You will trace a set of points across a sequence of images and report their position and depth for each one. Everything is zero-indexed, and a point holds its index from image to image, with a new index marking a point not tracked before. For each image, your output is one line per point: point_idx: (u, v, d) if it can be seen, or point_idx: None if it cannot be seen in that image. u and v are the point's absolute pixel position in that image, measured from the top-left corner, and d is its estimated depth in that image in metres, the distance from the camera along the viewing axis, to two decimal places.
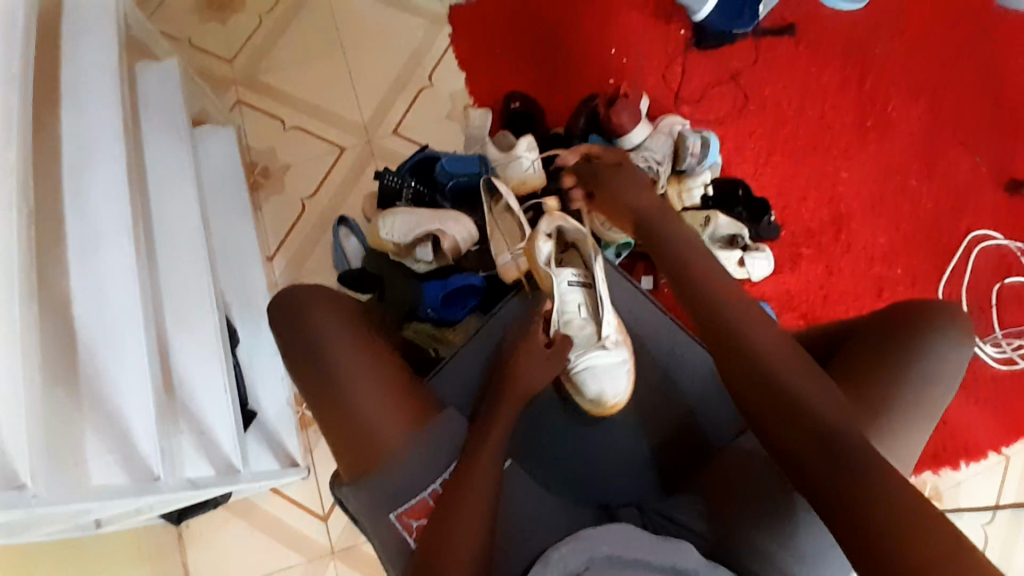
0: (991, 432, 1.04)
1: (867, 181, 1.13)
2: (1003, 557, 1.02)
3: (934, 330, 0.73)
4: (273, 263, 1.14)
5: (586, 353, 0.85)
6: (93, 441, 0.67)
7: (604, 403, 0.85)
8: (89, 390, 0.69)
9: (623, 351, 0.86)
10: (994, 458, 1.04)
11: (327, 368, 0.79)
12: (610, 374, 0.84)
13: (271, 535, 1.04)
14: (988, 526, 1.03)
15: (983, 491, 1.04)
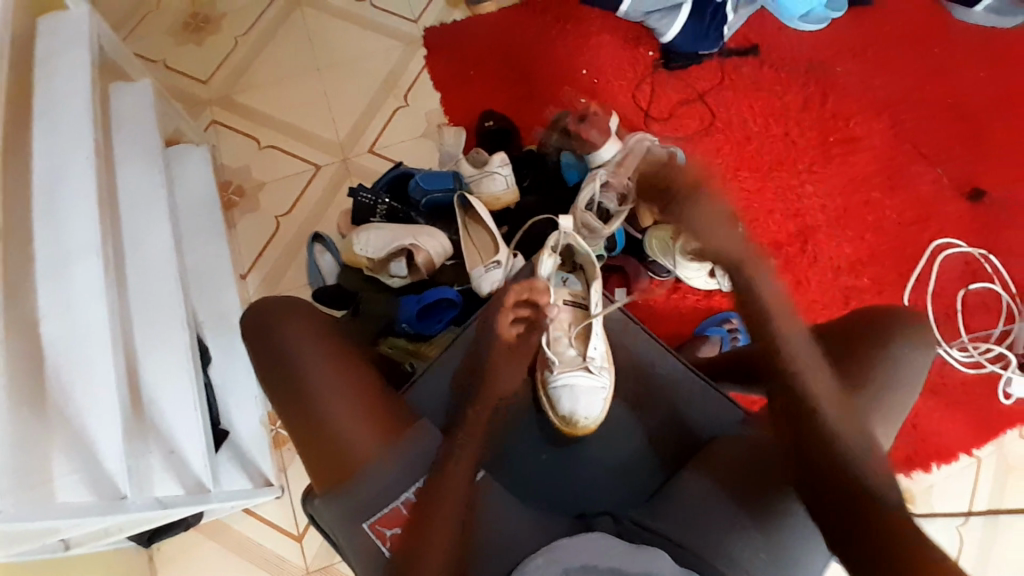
0: (962, 435, 1.07)
1: (831, 194, 1.17)
2: (978, 560, 1.03)
3: (893, 338, 0.76)
4: (247, 281, 1.13)
5: (569, 371, 0.89)
6: (59, 461, 0.66)
7: (572, 423, 0.86)
8: (56, 408, 0.68)
9: (604, 378, 0.88)
10: (965, 461, 1.06)
11: (297, 377, 0.79)
12: (587, 395, 0.87)
13: (245, 557, 1.01)
14: (963, 528, 1.04)
15: (956, 494, 1.05)
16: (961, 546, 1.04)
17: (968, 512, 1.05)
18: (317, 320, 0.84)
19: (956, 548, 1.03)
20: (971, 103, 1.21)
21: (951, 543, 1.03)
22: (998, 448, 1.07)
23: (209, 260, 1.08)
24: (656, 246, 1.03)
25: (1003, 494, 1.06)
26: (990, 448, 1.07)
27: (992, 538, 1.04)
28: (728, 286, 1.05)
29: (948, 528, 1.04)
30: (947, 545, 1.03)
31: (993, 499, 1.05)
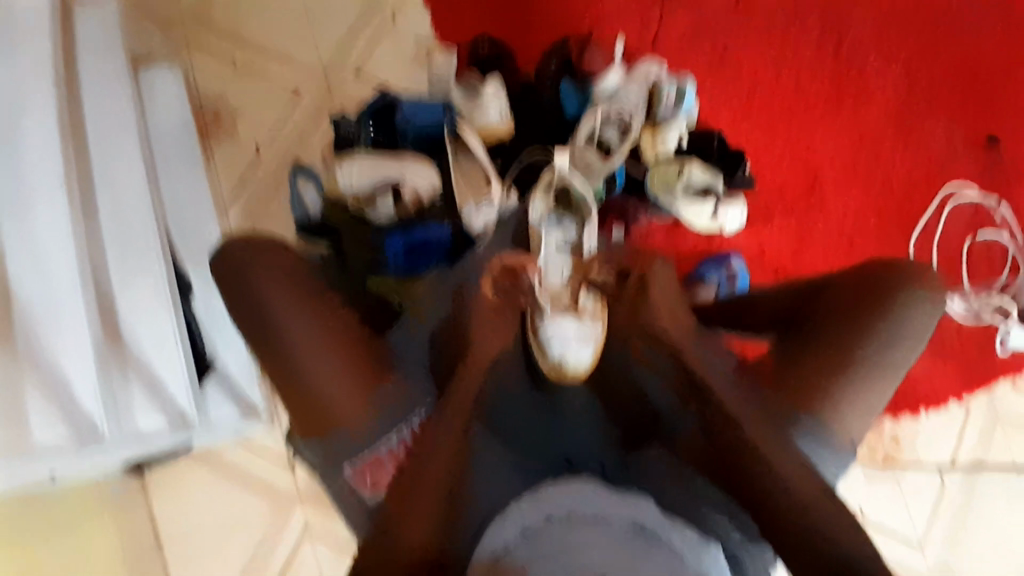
0: (953, 385, 1.07)
1: (843, 135, 1.11)
2: (957, 505, 1.05)
3: (896, 292, 0.74)
4: (228, 213, 1.09)
5: (559, 317, 0.83)
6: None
7: (561, 370, 0.84)
8: None
9: (597, 326, 0.84)
10: (955, 408, 1.07)
11: (273, 331, 0.78)
12: (577, 343, 0.83)
13: (234, 483, 1.01)
14: (944, 473, 1.06)
15: (941, 441, 1.06)
16: (941, 491, 1.05)
17: (950, 461, 1.06)
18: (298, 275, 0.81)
19: (936, 492, 1.05)
20: (1001, 38, 1.13)
21: (929, 486, 1.05)
22: (989, 398, 1.07)
23: (189, 191, 1.03)
24: (658, 185, 0.98)
25: (989, 445, 1.06)
26: (981, 398, 1.07)
27: (973, 485, 1.05)
28: (731, 229, 1.02)
29: (930, 472, 1.06)
30: (927, 488, 1.05)
31: (976, 451, 1.06)
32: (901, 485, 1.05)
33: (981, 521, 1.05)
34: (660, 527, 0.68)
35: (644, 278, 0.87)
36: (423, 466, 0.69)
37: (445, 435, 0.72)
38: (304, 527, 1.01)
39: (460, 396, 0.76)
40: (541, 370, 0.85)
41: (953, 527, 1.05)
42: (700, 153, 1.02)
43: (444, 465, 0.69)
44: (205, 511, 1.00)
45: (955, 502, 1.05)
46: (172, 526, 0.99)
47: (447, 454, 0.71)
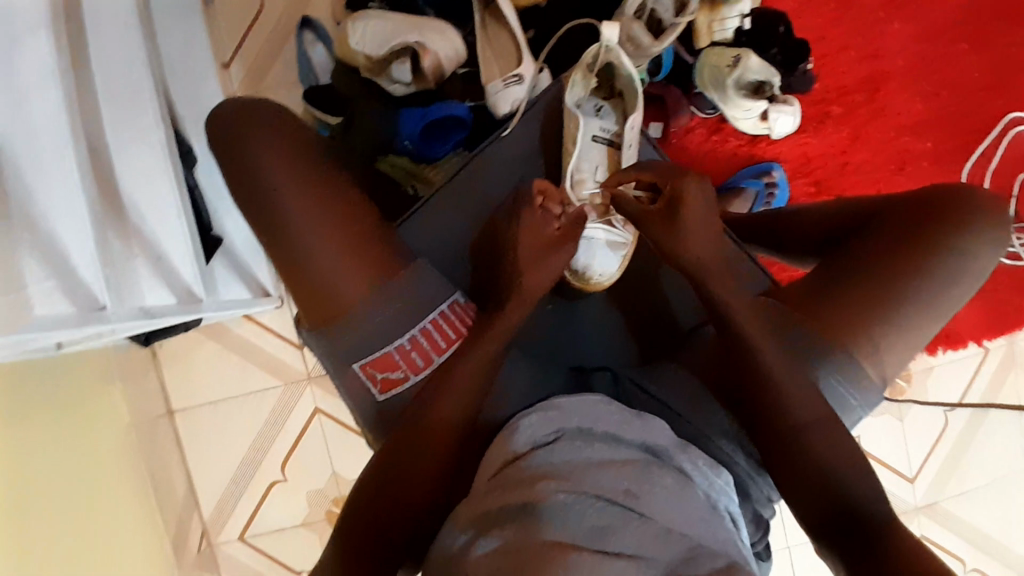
0: (976, 325, 1.05)
1: (918, 36, 0.99)
2: (955, 443, 1.08)
3: (962, 225, 0.69)
4: (229, 71, 1.00)
5: (591, 223, 0.83)
6: (31, 267, 0.62)
7: (586, 279, 0.83)
8: (22, 210, 0.63)
9: (628, 235, 0.84)
10: (972, 349, 1.06)
11: (277, 213, 0.71)
12: (605, 251, 0.82)
13: (245, 358, 1.03)
14: (949, 414, 1.07)
15: (952, 380, 1.07)
16: (943, 428, 1.07)
17: (957, 402, 1.07)
18: (305, 148, 0.74)
19: (937, 429, 1.07)
20: None
21: (933, 425, 1.07)
22: (1009, 341, 1.06)
23: (186, 43, 0.93)
24: (707, 77, 0.91)
25: (999, 388, 1.07)
26: (1002, 340, 1.06)
27: (975, 426, 1.08)
28: (779, 134, 0.95)
29: (935, 411, 1.07)
30: (929, 424, 1.07)
31: (986, 393, 1.07)
32: (904, 421, 1.07)
33: (976, 463, 1.08)
34: (674, 451, 0.67)
35: (675, 199, 0.73)
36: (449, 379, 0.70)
37: (473, 360, 0.71)
38: (314, 406, 1.04)
39: (510, 310, 0.74)
40: (567, 280, 0.84)
41: (948, 463, 1.08)
42: (761, 43, 0.91)
43: (468, 390, 0.70)
44: (213, 376, 1.03)
45: (955, 441, 1.08)
46: (182, 388, 1.04)
47: (474, 364, 0.71)
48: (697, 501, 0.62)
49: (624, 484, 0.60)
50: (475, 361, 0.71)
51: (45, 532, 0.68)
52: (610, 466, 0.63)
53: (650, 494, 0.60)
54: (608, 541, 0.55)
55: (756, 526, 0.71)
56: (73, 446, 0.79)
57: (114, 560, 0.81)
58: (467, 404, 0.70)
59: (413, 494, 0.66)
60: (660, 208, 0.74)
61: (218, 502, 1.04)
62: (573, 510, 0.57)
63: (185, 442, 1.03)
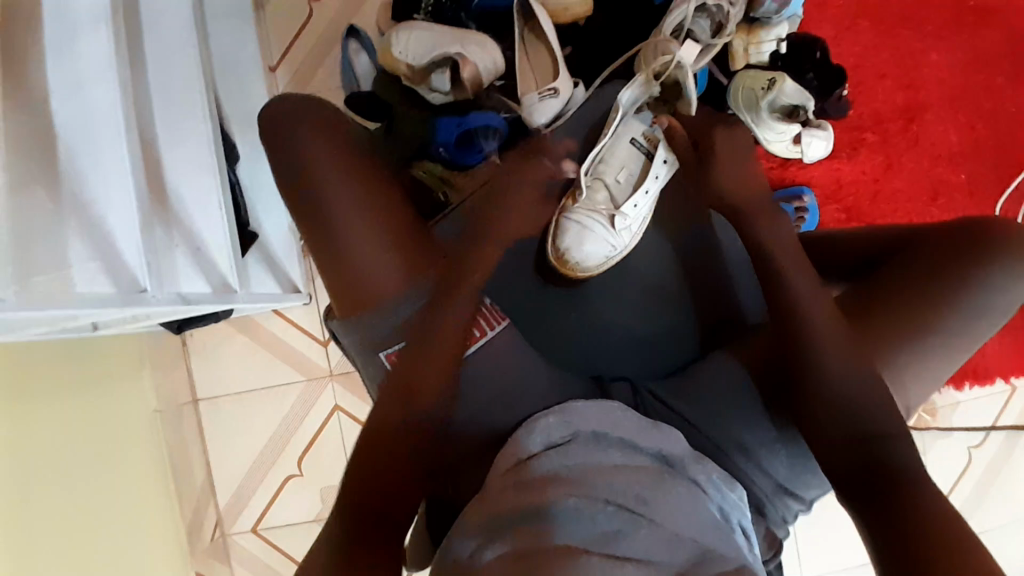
0: (1004, 360, 1.02)
1: (956, 67, 0.99)
2: (980, 481, 1.04)
3: (992, 258, 0.69)
4: (275, 74, 1.04)
5: (591, 213, 0.83)
6: (77, 248, 0.65)
7: (565, 261, 0.84)
8: (70, 189, 0.65)
9: (620, 240, 0.84)
10: (999, 387, 1.03)
11: (318, 199, 0.74)
12: (590, 243, 0.83)
13: (271, 351, 1.05)
14: (975, 448, 1.04)
15: (981, 412, 1.04)
16: (969, 462, 1.05)
17: (988, 429, 1.04)
18: (349, 142, 0.77)
19: (963, 464, 1.05)
20: None
21: (958, 461, 1.04)
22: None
23: (232, 40, 0.97)
24: (741, 98, 0.90)
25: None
26: None
27: (1004, 456, 1.05)
28: (811, 158, 0.94)
29: (959, 447, 1.05)
30: (954, 458, 1.05)
31: (1018, 420, 1.04)
32: (926, 455, 1.05)
33: (1002, 497, 1.05)
34: (687, 460, 0.67)
35: (706, 149, 0.81)
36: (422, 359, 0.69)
37: (443, 340, 0.70)
38: (333, 402, 1.05)
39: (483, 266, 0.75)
40: (547, 253, 0.85)
41: (971, 502, 1.05)
42: (797, 67, 0.93)
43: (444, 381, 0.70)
44: (238, 367, 1.05)
45: (984, 472, 1.05)
46: (209, 380, 1.05)
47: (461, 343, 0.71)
48: (708, 510, 0.62)
49: (636, 490, 0.60)
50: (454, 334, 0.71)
51: (67, 494, 0.71)
52: (623, 471, 0.62)
53: (662, 505, 0.59)
54: (614, 546, 0.55)
55: (768, 544, 0.70)
56: (99, 419, 0.82)
57: (130, 531, 0.82)
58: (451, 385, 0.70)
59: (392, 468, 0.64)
60: (692, 158, 0.82)
61: (234, 492, 1.05)
62: (580, 515, 0.57)
63: (207, 432, 1.05)
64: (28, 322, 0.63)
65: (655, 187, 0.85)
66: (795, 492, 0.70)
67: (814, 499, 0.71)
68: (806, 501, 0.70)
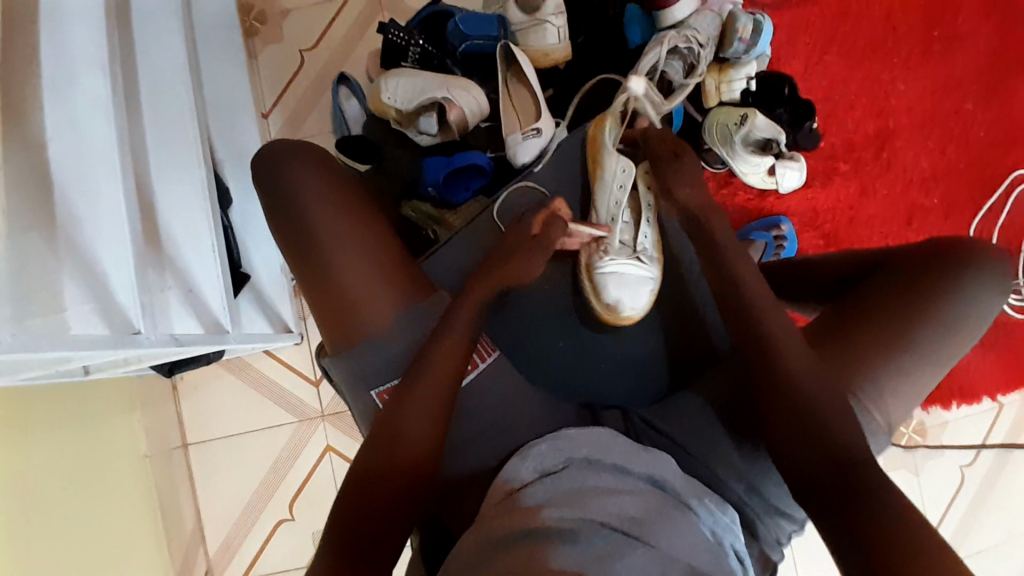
0: (991, 379, 1.04)
1: (922, 96, 1.04)
2: (974, 501, 1.05)
3: (963, 270, 0.71)
4: (268, 121, 1.07)
5: (620, 260, 0.85)
6: (71, 290, 0.64)
7: (615, 313, 0.84)
8: (66, 233, 0.67)
9: (654, 270, 0.85)
10: (987, 405, 1.05)
11: (311, 236, 0.75)
12: (632, 287, 0.84)
13: (262, 392, 1.05)
14: (967, 467, 1.05)
15: (970, 432, 1.05)
16: (963, 480, 1.05)
17: (980, 446, 1.05)
18: (339, 184, 0.79)
19: (955, 483, 1.05)
20: None
21: (950, 481, 1.05)
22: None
23: (225, 89, 1.01)
24: (717, 134, 0.94)
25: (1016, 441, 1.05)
26: (1015, 396, 1.05)
27: (995, 474, 1.05)
28: (786, 189, 0.98)
29: (953, 468, 1.05)
30: (945, 479, 1.05)
31: (1007, 440, 1.05)
32: (919, 475, 1.05)
33: (996, 516, 1.05)
34: (679, 483, 0.67)
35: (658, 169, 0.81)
36: (411, 391, 0.68)
37: (438, 365, 0.69)
38: (325, 442, 1.04)
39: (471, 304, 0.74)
40: (597, 313, 0.86)
41: (966, 522, 1.05)
42: (768, 103, 0.98)
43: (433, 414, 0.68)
44: (229, 410, 1.05)
45: (977, 488, 1.05)
46: (200, 424, 1.05)
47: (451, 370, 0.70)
48: (701, 533, 0.62)
49: (630, 512, 0.61)
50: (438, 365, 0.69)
51: (54, 538, 0.70)
52: (615, 493, 0.63)
53: (656, 524, 0.60)
54: (612, 564, 0.55)
55: (763, 567, 0.71)
56: (88, 464, 0.81)
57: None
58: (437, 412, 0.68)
59: (384, 501, 0.64)
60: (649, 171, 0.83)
61: (224, 538, 1.03)
62: (575, 536, 0.57)
63: (197, 478, 1.04)
64: (21, 364, 0.63)
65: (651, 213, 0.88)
66: (786, 511, 0.71)
67: (806, 519, 0.71)
68: (799, 520, 0.71)
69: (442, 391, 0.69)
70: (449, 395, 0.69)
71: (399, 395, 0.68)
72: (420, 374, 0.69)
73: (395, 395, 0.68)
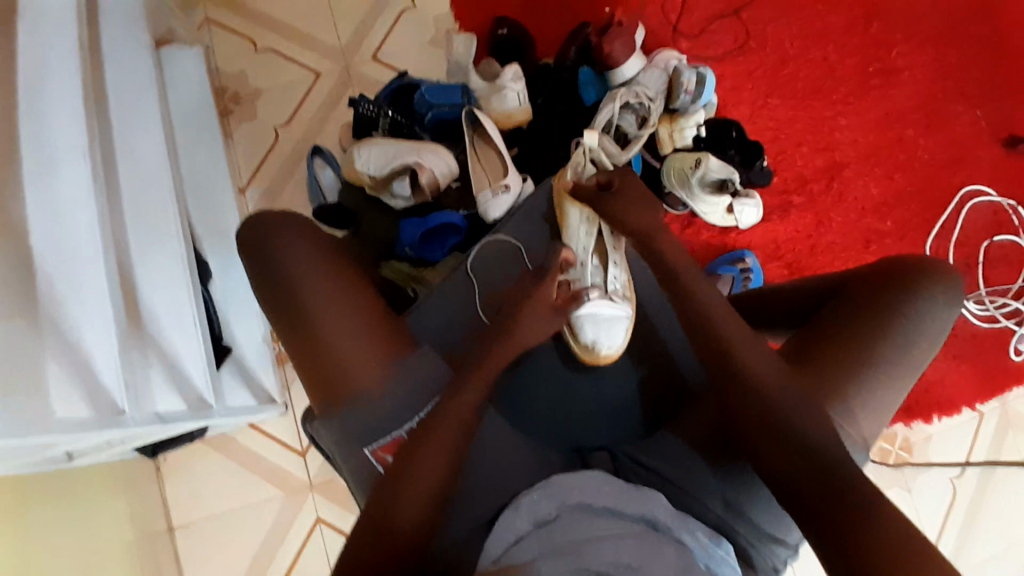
0: (970, 391, 1.06)
1: (865, 128, 1.11)
2: (969, 513, 1.04)
3: (912, 284, 0.72)
4: (245, 195, 1.11)
5: (594, 299, 0.85)
6: (56, 373, 0.65)
7: (593, 352, 0.86)
8: (50, 316, 0.67)
9: (627, 308, 0.87)
10: (967, 414, 1.06)
11: (302, 306, 0.76)
12: (609, 325, 0.85)
13: (247, 468, 1.04)
14: (957, 479, 1.05)
15: (955, 445, 1.06)
16: (953, 497, 1.05)
17: (964, 464, 1.05)
18: (328, 253, 0.80)
19: (947, 496, 1.05)
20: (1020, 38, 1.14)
21: (942, 495, 1.05)
22: (1002, 403, 1.06)
23: (203, 169, 1.04)
24: (675, 177, 0.99)
25: (1001, 448, 1.06)
26: (994, 403, 1.06)
27: (987, 487, 1.05)
28: (746, 224, 1.02)
29: (943, 480, 1.05)
30: (938, 495, 1.05)
31: (992, 450, 1.06)
32: (913, 492, 1.04)
33: (988, 531, 1.04)
34: (670, 520, 0.66)
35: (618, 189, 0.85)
36: (417, 450, 0.68)
37: (442, 427, 0.69)
38: (315, 515, 1.03)
39: (473, 367, 0.75)
40: (575, 353, 0.87)
41: (964, 535, 1.04)
42: (718, 146, 1.03)
43: (435, 475, 0.67)
44: (215, 488, 1.03)
45: (968, 504, 1.05)
46: (185, 506, 1.03)
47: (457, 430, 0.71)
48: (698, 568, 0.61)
49: (627, 560, 0.59)
50: (444, 429, 0.69)
51: None
52: (607, 539, 0.62)
53: (652, 567, 0.59)
54: None
55: None
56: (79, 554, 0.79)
57: None
58: (441, 471, 0.68)
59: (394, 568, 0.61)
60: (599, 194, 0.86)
61: None
62: None
63: (184, 562, 1.01)
64: (7, 452, 0.63)
65: (619, 255, 0.89)
66: (780, 536, 0.70)
67: (798, 542, 0.71)
68: (793, 545, 0.71)
69: (446, 452, 0.69)
70: (455, 454, 0.69)
71: (403, 459, 0.68)
72: (424, 433, 0.69)
73: (399, 456, 0.68)
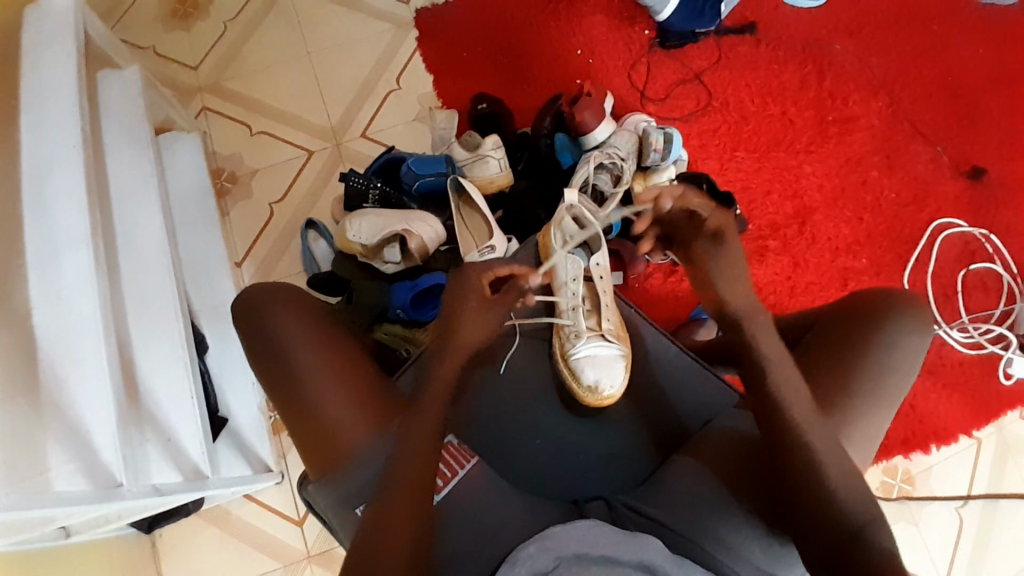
0: (961, 418, 1.09)
1: (829, 174, 1.18)
2: (977, 544, 1.06)
3: (882, 318, 0.74)
4: (241, 269, 1.15)
5: (592, 343, 0.90)
6: (54, 452, 0.64)
7: (599, 395, 0.87)
8: (49, 393, 0.67)
9: (622, 347, 0.91)
10: (964, 442, 1.09)
11: (295, 370, 0.77)
12: (607, 366, 0.89)
13: (245, 541, 1.03)
14: (962, 509, 1.07)
15: (956, 476, 1.08)
16: (960, 530, 1.07)
17: (967, 493, 1.08)
18: (321, 319, 0.81)
19: (955, 530, 1.07)
20: (970, 81, 1.21)
21: (948, 526, 1.07)
22: (997, 428, 1.09)
23: (203, 247, 1.09)
24: None
25: (1001, 476, 1.08)
26: (989, 429, 1.09)
27: (991, 517, 1.07)
28: None
29: (948, 511, 1.07)
30: (944, 527, 1.07)
31: (992, 478, 1.08)
32: (919, 526, 1.06)
33: (999, 558, 1.06)
34: (669, 561, 0.65)
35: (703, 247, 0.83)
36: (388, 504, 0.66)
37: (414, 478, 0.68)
38: None
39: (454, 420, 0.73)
40: (581, 398, 0.88)
41: (975, 563, 1.06)
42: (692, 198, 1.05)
43: (408, 523, 0.65)
44: (214, 563, 1.02)
45: (975, 536, 1.06)
46: None
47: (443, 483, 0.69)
48: None
49: None
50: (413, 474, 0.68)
51: None
52: None
53: None
54: None
55: None
56: None
57: None
58: (413, 516, 0.66)
59: None
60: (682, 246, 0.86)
61: None
62: None
63: None
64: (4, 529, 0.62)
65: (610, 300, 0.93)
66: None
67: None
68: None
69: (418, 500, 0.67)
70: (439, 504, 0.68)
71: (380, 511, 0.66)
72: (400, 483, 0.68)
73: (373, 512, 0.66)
